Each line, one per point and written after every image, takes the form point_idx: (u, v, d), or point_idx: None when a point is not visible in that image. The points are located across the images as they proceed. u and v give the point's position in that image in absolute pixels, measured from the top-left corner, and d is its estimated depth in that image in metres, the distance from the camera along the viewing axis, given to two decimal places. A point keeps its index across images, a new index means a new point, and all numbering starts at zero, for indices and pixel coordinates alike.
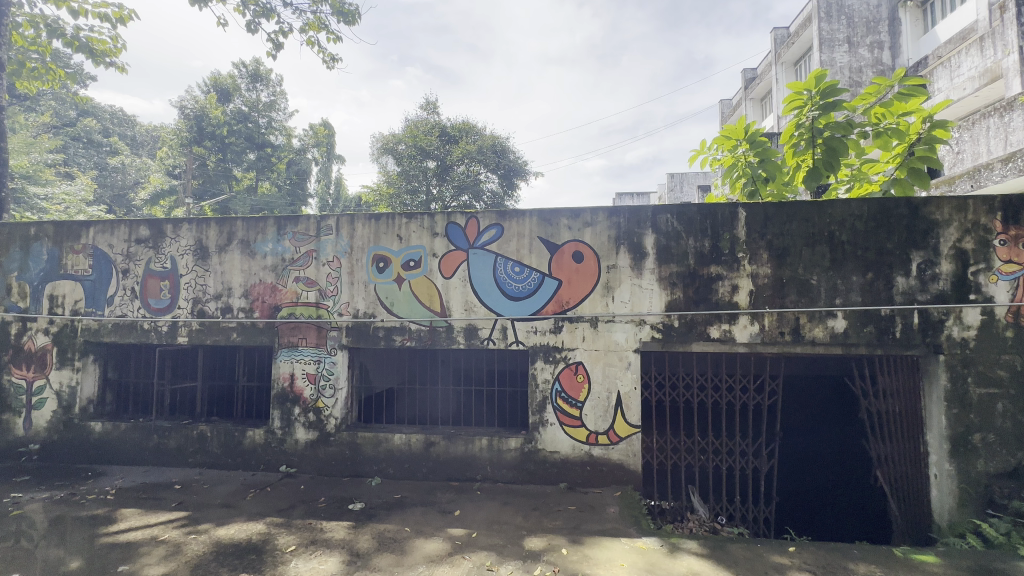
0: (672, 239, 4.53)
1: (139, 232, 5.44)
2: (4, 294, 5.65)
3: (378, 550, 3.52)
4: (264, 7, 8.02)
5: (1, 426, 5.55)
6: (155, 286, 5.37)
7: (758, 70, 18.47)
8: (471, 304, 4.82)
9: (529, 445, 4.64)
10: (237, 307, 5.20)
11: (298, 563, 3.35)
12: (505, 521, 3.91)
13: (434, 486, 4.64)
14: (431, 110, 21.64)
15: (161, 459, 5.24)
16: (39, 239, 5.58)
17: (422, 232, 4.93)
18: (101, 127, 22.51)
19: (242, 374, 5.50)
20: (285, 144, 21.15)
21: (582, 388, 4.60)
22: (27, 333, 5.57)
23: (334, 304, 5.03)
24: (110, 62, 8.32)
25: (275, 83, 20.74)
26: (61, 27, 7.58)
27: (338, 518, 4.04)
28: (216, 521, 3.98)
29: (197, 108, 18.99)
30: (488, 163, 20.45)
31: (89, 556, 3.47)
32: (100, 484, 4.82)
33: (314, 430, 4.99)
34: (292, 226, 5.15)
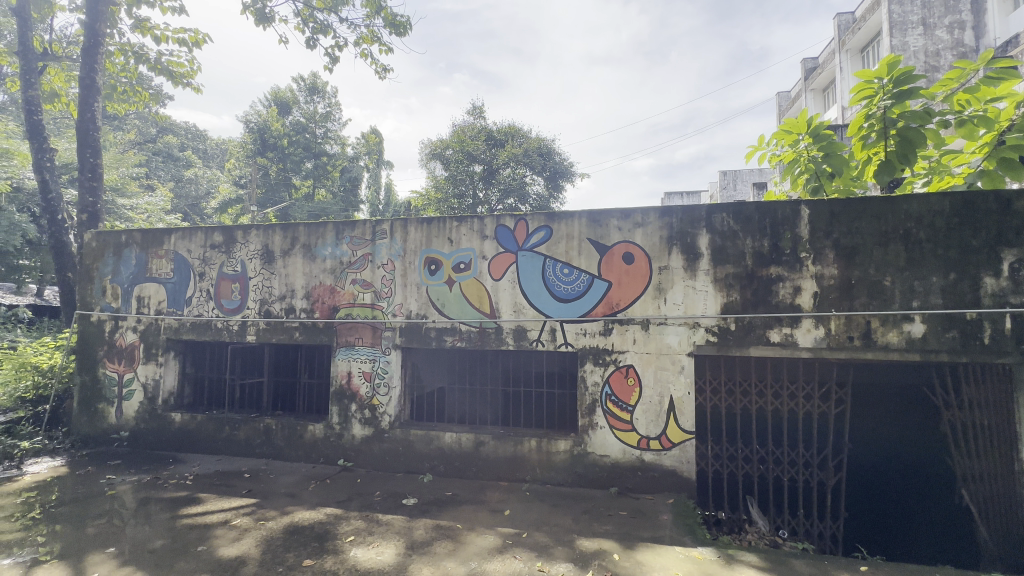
0: (728, 239, 4.37)
1: (213, 238, 5.88)
2: (99, 295, 6.27)
3: (432, 542, 3.61)
4: (321, 24, 8.49)
5: (97, 414, 6.16)
6: (227, 288, 5.78)
7: (820, 60, 17.45)
8: (520, 305, 4.85)
9: (579, 448, 4.61)
10: (300, 307, 5.50)
11: (358, 550, 3.50)
12: (555, 523, 3.90)
13: (485, 485, 4.71)
14: (477, 114, 22.06)
15: (232, 449, 5.63)
16: (129, 245, 6.16)
17: (472, 235, 5.03)
18: (178, 143, 24.59)
19: (304, 372, 5.80)
20: (339, 152, 22.15)
21: (633, 392, 4.52)
22: (119, 331, 6.15)
23: (388, 305, 5.23)
24: (188, 83, 9.07)
25: (330, 95, 21.82)
26: (146, 53, 8.37)
27: (393, 511, 4.17)
28: (282, 509, 4.22)
29: (260, 122, 20.30)
30: (533, 165, 20.52)
31: (171, 536, 3.77)
32: (181, 470, 5.24)
33: (370, 426, 5.19)
34: (349, 230, 5.40)
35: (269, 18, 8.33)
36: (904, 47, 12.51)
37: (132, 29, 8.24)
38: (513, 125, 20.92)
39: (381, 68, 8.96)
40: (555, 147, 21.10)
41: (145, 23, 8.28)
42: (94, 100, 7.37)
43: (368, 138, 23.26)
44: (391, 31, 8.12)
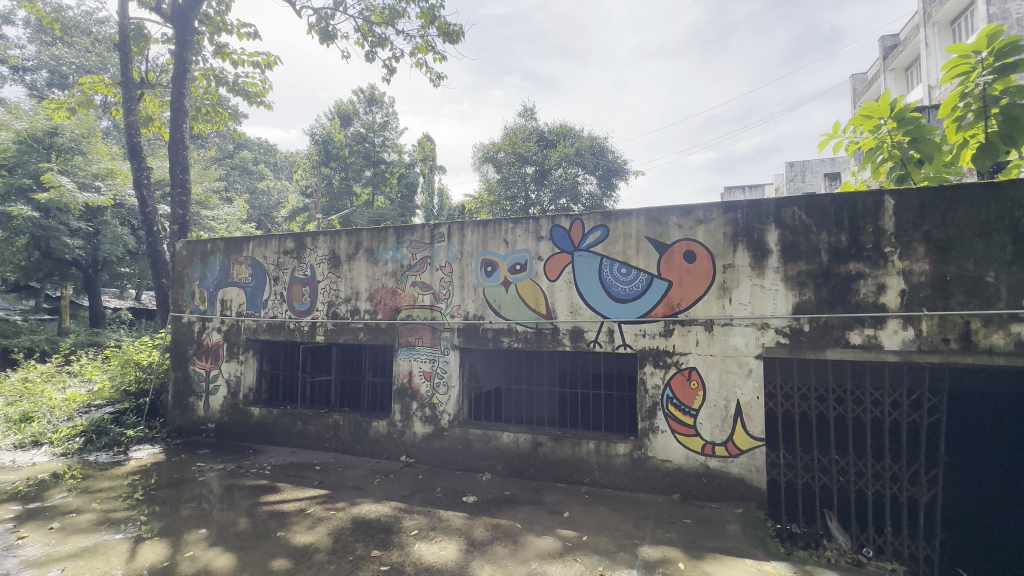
0: (800, 234, 4.10)
1: (285, 245, 6.29)
2: (189, 298, 6.89)
3: (492, 541, 3.66)
4: (379, 37, 8.87)
5: (188, 407, 6.78)
6: (299, 291, 6.16)
7: (901, 36, 15.97)
8: (577, 306, 4.81)
9: (639, 451, 4.50)
10: (364, 309, 5.77)
11: (422, 545, 3.61)
12: (615, 528, 3.82)
13: (543, 486, 4.71)
14: (529, 116, 22.15)
15: (304, 442, 6.00)
16: (214, 252, 6.73)
17: (528, 236, 5.05)
18: (253, 157, 26.60)
19: (368, 370, 6.07)
20: (397, 160, 23.04)
21: (696, 396, 4.36)
22: (205, 331, 6.73)
23: (447, 306, 5.36)
24: (261, 102, 9.78)
25: (388, 105, 22.74)
26: (225, 76, 9.14)
27: (453, 508, 4.27)
28: (350, 500, 4.45)
29: (324, 134, 21.52)
30: (586, 165, 20.29)
31: (254, 521, 4.07)
32: (260, 461, 5.65)
33: (430, 424, 5.34)
34: (409, 234, 5.59)
35: (332, 36, 8.82)
36: (1005, 14, 11.20)
37: (213, 55, 9.02)
38: (564, 125, 20.82)
39: (435, 76, 9.25)
40: (608, 145, 20.75)
41: (225, 48, 9.01)
42: (182, 122, 8.12)
43: (423, 145, 23.98)
44: (445, 41, 8.35)
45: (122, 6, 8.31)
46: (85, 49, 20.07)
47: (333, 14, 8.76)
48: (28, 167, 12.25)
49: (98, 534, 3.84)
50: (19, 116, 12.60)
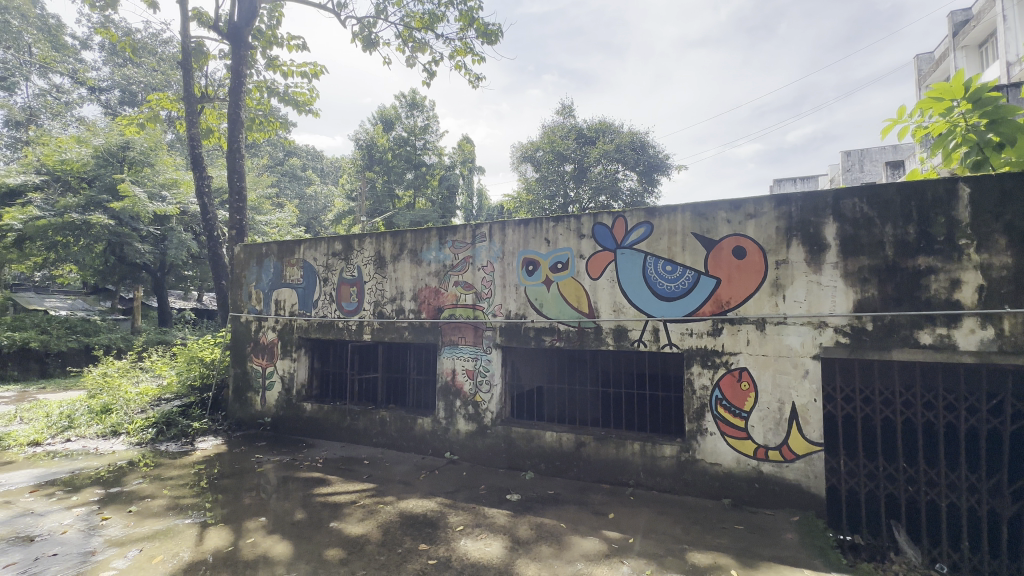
0: (862, 227, 3.86)
1: (334, 247, 6.54)
2: (247, 299, 7.28)
3: (536, 541, 3.67)
4: (420, 42, 9.06)
5: (247, 401, 7.18)
6: (347, 291, 6.39)
7: (973, 10, 14.73)
8: (620, 305, 4.73)
9: (686, 454, 4.38)
10: (409, 308, 5.91)
11: (467, 541, 3.67)
12: (662, 532, 3.73)
13: (587, 487, 4.66)
14: (567, 113, 22.01)
15: (353, 437, 6.21)
16: (269, 255, 7.09)
17: (569, 235, 5.01)
18: (301, 164, 27.85)
19: (413, 368, 6.21)
20: (437, 162, 23.49)
21: (748, 398, 4.19)
22: (261, 330, 7.10)
23: (489, 305, 5.41)
24: (309, 110, 10.21)
25: (429, 108, 23.20)
26: (276, 87, 9.64)
27: (497, 506, 4.31)
28: (397, 495, 4.58)
29: (368, 139, 22.22)
30: (626, 161, 19.92)
31: (308, 511, 4.26)
32: (312, 454, 5.90)
33: (473, 421, 5.41)
34: (451, 235, 5.67)
35: (374, 43, 9.09)
36: None
37: (265, 68, 9.53)
38: (604, 121, 20.54)
39: (474, 78, 9.37)
40: (649, 140, 20.29)
41: (276, 60, 9.47)
42: (239, 132, 8.60)
43: (462, 147, 24.29)
44: (484, 41, 8.43)
45: (184, 26, 8.88)
46: (152, 69, 21.67)
47: (376, 22, 9.03)
48: (105, 179, 13.31)
49: (169, 519, 4.13)
50: (96, 133, 13.73)
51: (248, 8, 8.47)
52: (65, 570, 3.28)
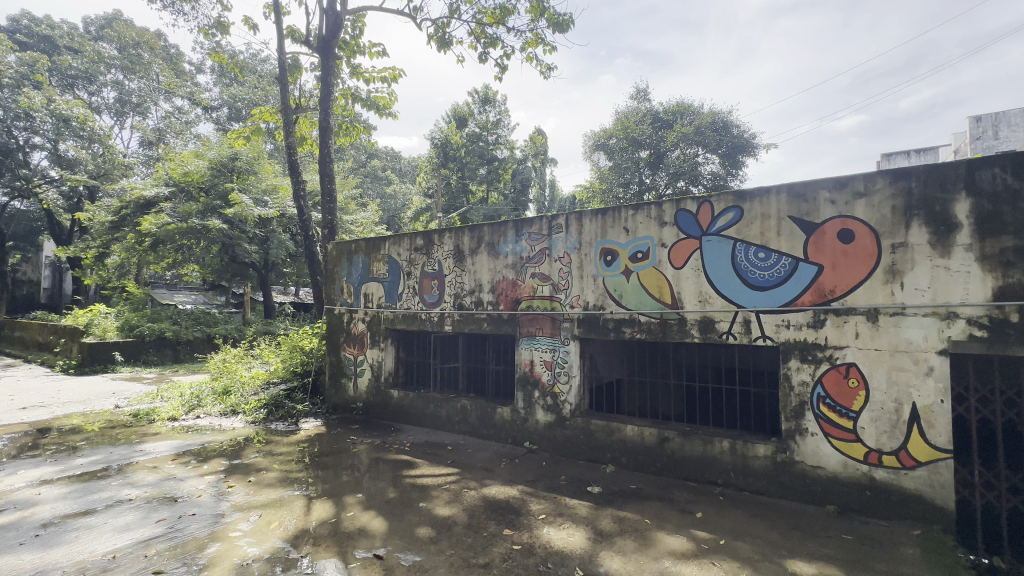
0: (1004, 202, 3.33)
1: (416, 242, 6.85)
2: (339, 292, 7.86)
3: (619, 534, 3.61)
4: (492, 37, 9.16)
5: (341, 386, 7.78)
6: (428, 284, 6.67)
7: None
8: (707, 295, 4.49)
9: (783, 455, 4.07)
10: (487, 300, 6.04)
11: (550, 530, 3.70)
12: (756, 535, 3.52)
13: (671, 484, 4.50)
14: (642, 98, 21.20)
15: (436, 423, 6.51)
16: (358, 252, 7.60)
17: (650, 222, 4.83)
18: (381, 164, 29.49)
19: (492, 359, 6.35)
20: (509, 156, 23.78)
21: (856, 397, 3.81)
22: (353, 321, 7.63)
23: (566, 297, 5.38)
24: (389, 113, 10.74)
25: (500, 103, 23.48)
26: (359, 93, 10.26)
27: (578, 497, 4.30)
28: (481, 480, 4.73)
29: (443, 137, 22.86)
30: (707, 143, 18.77)
31: (400, 491, 4.54)
32: (400, 438, 6.27)
33: (552, 412, 5.43)
34: (528, 227, 5.70)
35: (449, 43, 9.34)
36: None
37: (350, 75, 10.18)
38: (682, 103, 19.51)
39: (545, 69, 9.32)
40: (733, 120, 18.97)
41: (359, 67, 10.06)
42: (329, 138, 9.26)
43: (534, 139, 24.69)
44: (555, 31, 8.34)
45: (280, 44, 9.69)
46: (254, 86, 24.04)
47: (450, 21, 9.27)
48: (219, 188, 15.00)
49: (281, 490, 4.60)
50: (210, 147, 15.48)
51: (334, 21, 9.05)
52: (202, 528, 3.78)
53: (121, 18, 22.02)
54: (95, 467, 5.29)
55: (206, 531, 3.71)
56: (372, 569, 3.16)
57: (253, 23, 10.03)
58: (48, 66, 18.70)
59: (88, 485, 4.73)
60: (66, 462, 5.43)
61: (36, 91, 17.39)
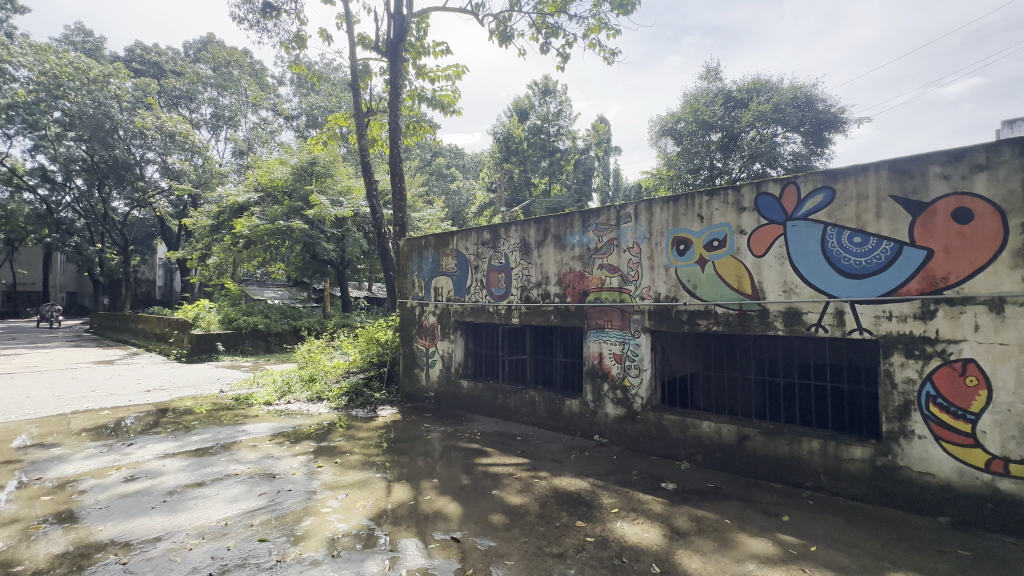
0: None
1: (483, 236, 6.97)
2: (411, 286, 8.20)
3: (697, 533, 3.48)
4: (554, 26, 9.05)
5: (414, 376, 8.14)
6: (496, 277, 6.77)
7: None
8: (792, 285, 4.17)
9: (883, 458, 3.72)
10: (554, 293, 6.03)
11: (624, 524, 3.65)
12: (851, 543, 3.25)
13: (753, 484, 4.27)
14: (713, 77, 20.04)
15: (505, 414, 6.63)
16: (427, 247, 7.88)
17: (727, 208, 4.57)
18: (446, 162, 30.34)
19: (560, 351, 6.33)
20: (571, 146, 23.54)
21: (975, 397, 3.39)
22: (424, 314, 7.94)
23: (636, 288, 5.23)
24: (453, 110, 10.99)
25: (561, 93, 23.24)
26: (425, 93, 10.60)
27: (652, 493, 4.20)
28: (551, 471, 4.76)
29: (505, 131, 22.98)
30: (787, 121, 17.37)
31: (473, 478, 4.68)
32: (471, 427, 6.46)
33: (622, 406, 5.33)
34: (595, 217, 5.61)
35: (510, 37, 9.36)
36: None
37: (416, 76, 10.53)
38: (758, 79, 18.22)
39: (608, 55, 9.10)
40: (817, 93, 17.40)
41: (424, 68, 10.37)
42: (398, 139, 9.66)
43: (596, 128, 24.23)
44: (620, 14, 8.08)
45: (351, 52, 10.22)
46: (328, 94, 25.61)
47: (510, 15, 9.29)
48: (300, 191, 16.15)
49: (364, 472, 4.91)
50: (292, 154, 16.71)
51: (401, 25, 9.39)
52: (298, 503, 4.13)
53: (214, 40, 24.30)
54: (206, 444, 5.96)
55: (301, 506, 4.06)
56: (450, 550, 3.30)
57: (327, 34, 10.67)
58: (157, 89, 21.08)
59: (202, 459, 5.34)
60: (183, 439, 6.17)
61: (148, 112, 19.68)
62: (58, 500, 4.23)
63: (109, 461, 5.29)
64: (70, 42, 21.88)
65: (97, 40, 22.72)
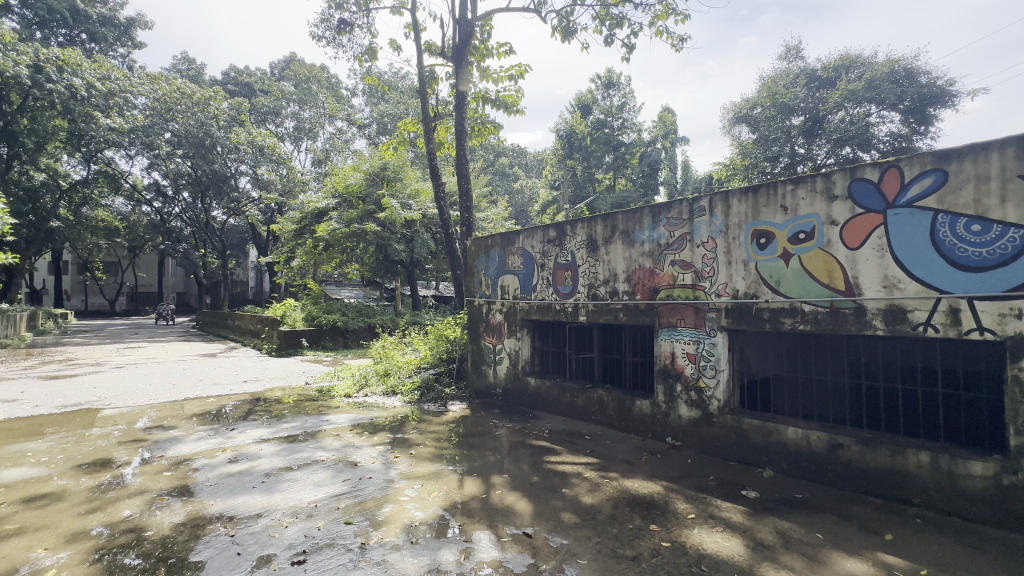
0: None
1: (549, 234, 6.96)
2: (478, 285, 8.38)
3: (784, 547, 3.26)
4: (618, 17, 8.83)
5: (482, 372, 8.32)
6: (562, 275, 6.74)
7: None
8: (894, 279, 3.77)
9: (1012, 477, 3.26)
10: (623, 290, 5.88)
11: (701, 532, 3.50)
12: (971, 570, 2.89)
13: (848, 497, 3.92)
14: (793, 56, 18.59)
15: (573, 412, 6.59)
16: (493, 246, 8.00)
17: (815, 198, 4.23)
18: (509, 161, 30.69)
19: (629, 350, 6.17)
20: (636, 140, 22.92)
21: None
22: (491, 312, 8.07)
23: (711, 285, 4.98)
24: (517, 110, 11.06)
25: (625, 86, 22.70)
26: (489, 94, 10.78)
27: (731, 500, 3.99)
28: (621, 472, 4.67)
29: (568, 128, 22.81)
30: (883, 98, 15.68)
31: (542, 475, 4.71)
32: (538, 425, 6.49)
33: (697, 408, 5.09)
34: (666, 212, 5.40)
35: (573, 32, 9.26)
36: None
37: (480, 79, 10.72)
38: (847, 55, 16.65)
39: (676, 42, 8.73)
40: (920, 65, 15.58)
41: (488, 69, 10.53)
42: (463, 140, 9.90)
43: (663, 119, 23.35)
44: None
45: (419, 60, 10.61)
46: (397, 101, 26.82)
47: (573, 9, 9.19)
48: (373, 195, 17.04)
49: (436, 464, 5.10)
50: (365, 160, 17.65)
51: (465, 29, 9.63)
52: (378, 490, 4.38)
53: (295, 59, 26.30)
54: (295, 431, 6.48)
55: (381, 493, 4.29)
56: (522, 545, 3.34)
57: (396, 44, 11.16)
58: (249, 107, 23.21)
59: (292, 445, 5.82)
60: (276, 426, 6.74)
61: (241, 129, 21.71)
62: (176, 476, 4.80)
63: (216, 444, 5.92)
64: (177, 71, 24.64)
65: (199, 67, 25.42)
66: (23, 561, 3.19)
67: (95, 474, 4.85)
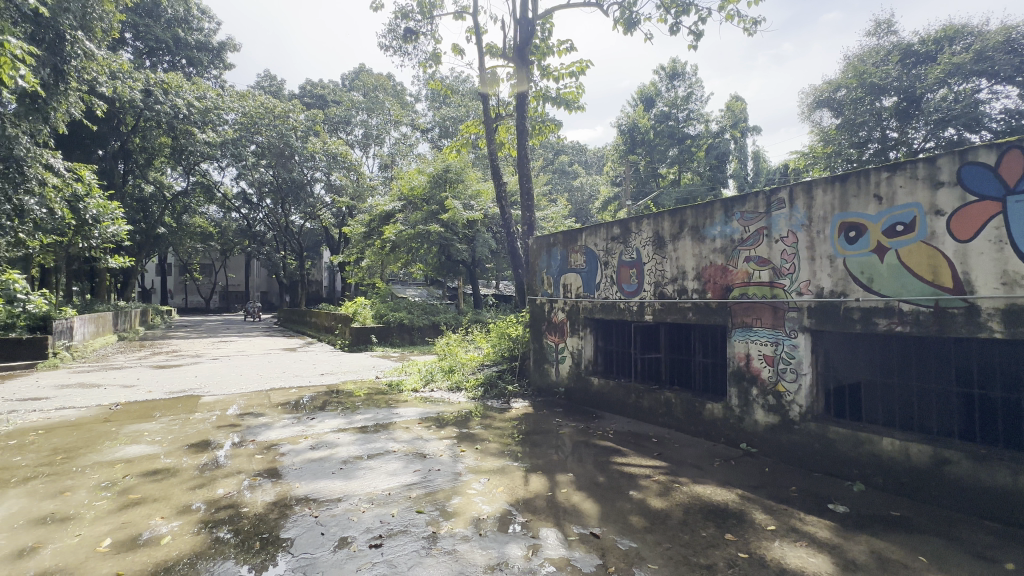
0: None
1: (613, 232, 6.84)
2: (540, 283, 8.39)
3: (880, 568, 2.99)
4: (684, 4, 8.48)
5: (544, 371, 8.32)
6: (627, 273, 6.59)
7: None
8: (1017, 276, 3.33)
9: None
10: (692, 288, 5.65)
11: (783, 545, 3.29)
12: None
13: (956, 519, 3.52)
14: (884, 31, 16.90)
15: (639, 414, 6.42)
16: (555, 245, 7.99)
17: (915, 185, 3.83)
18: (568, 159, 30.49)
19: (699, 351, 5.92)
20: (703, 131, 21.90)
21: None
22: (553, 310, 8.05)
23: (791, 283, 4.66)
24: (578, 106, 10.94)
25: (690, 76, 21.80)
26: (549, 92, 10.74)
27: (817, 514, 3.71)
28: (691, 478, 4.49)
29: (629, 122, 22.28)
30: (996, 71, 13.88)
31: (608, 476, 4.63)
32: (602, 425, 6.39)
33: (776, 413, 4.78)
34: (740, 205, 5.13)
35: (636, 23, 9.01)
36: None
37: (541, 77, 10.72)
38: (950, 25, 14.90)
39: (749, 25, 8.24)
40: None
41: (549, 67, 10.50)
42: (524, 140, 9.95)
43: (732, 108, 22.11)
44: None
45: (481, 62, 10.79)
46: (459, 104, 27.47)
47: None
48: (436, 197, 17.57)
49: (501, 460, 5.17)
50: (428, 163, 18.24)
51: (526, 29, 9.68)
52: (446, 482, 4.52)
53: (364, 70, 27.71)
54: (368, 422, 6.84)
55: (449, 485, 4.43)
56: (590, 545, 3.31)
57: (458, 48, 11.42)
58: (323, 118, 24.80)
59: (366, 436, 6.14)
60: (350, 417, 7.16)
61: (316, 138, 23.24)
62: (266, 459, 5.24)
63: (299, 431, 6.38)
64: (261, 87, 26.81)
65: (279, 83, 27.50)
66: (145, 527, 3.63)
67: (196, 454, 5.40)
